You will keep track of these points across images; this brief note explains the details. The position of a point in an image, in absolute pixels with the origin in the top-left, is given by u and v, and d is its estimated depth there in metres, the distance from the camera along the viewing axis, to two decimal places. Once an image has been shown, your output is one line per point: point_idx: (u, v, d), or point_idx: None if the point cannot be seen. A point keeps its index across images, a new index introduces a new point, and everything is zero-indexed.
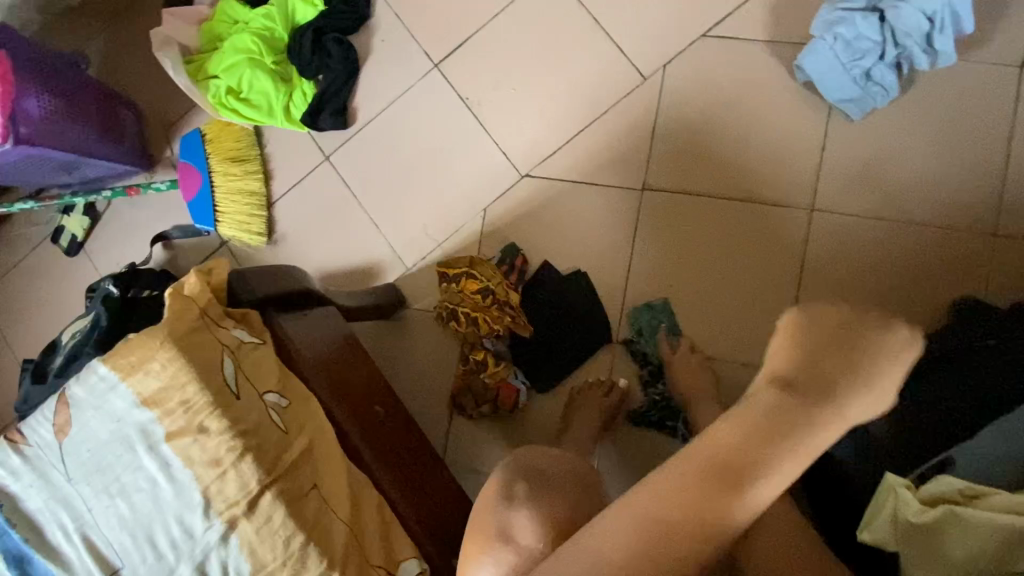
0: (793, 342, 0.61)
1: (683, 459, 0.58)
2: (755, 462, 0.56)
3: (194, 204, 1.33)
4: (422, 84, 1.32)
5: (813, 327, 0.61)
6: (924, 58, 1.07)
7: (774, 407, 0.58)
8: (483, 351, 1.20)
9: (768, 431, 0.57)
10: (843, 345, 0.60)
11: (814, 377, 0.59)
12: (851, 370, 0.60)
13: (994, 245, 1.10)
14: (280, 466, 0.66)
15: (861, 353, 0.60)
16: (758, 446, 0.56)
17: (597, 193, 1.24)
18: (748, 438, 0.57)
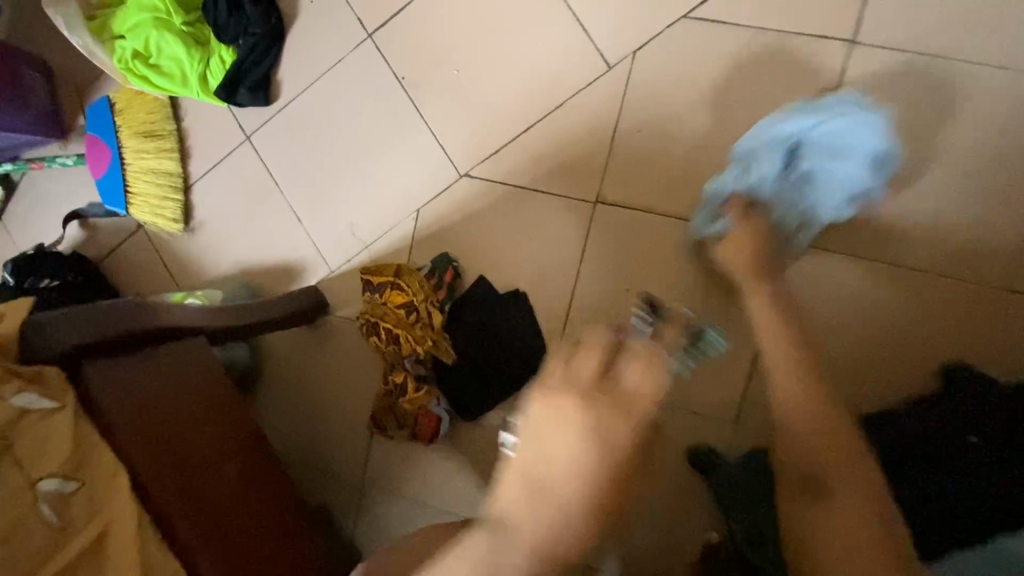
0: (547, 431, 0.56)
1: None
2: None
3: (102, 182, 1.21)
4: (354, 57, 1.13)
5: (547, 422, 0.56)
6: (830, 211, 0.91)
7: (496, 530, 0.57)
8: (403, 373, 1.09)
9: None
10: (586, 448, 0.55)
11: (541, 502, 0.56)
12: (592, 484, 0.55)
13: (1008, 305, 0.91)
14: (47, 564, 0.58)
15: (596, 466, 0.55)
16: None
17: (546, 202, 1.08)
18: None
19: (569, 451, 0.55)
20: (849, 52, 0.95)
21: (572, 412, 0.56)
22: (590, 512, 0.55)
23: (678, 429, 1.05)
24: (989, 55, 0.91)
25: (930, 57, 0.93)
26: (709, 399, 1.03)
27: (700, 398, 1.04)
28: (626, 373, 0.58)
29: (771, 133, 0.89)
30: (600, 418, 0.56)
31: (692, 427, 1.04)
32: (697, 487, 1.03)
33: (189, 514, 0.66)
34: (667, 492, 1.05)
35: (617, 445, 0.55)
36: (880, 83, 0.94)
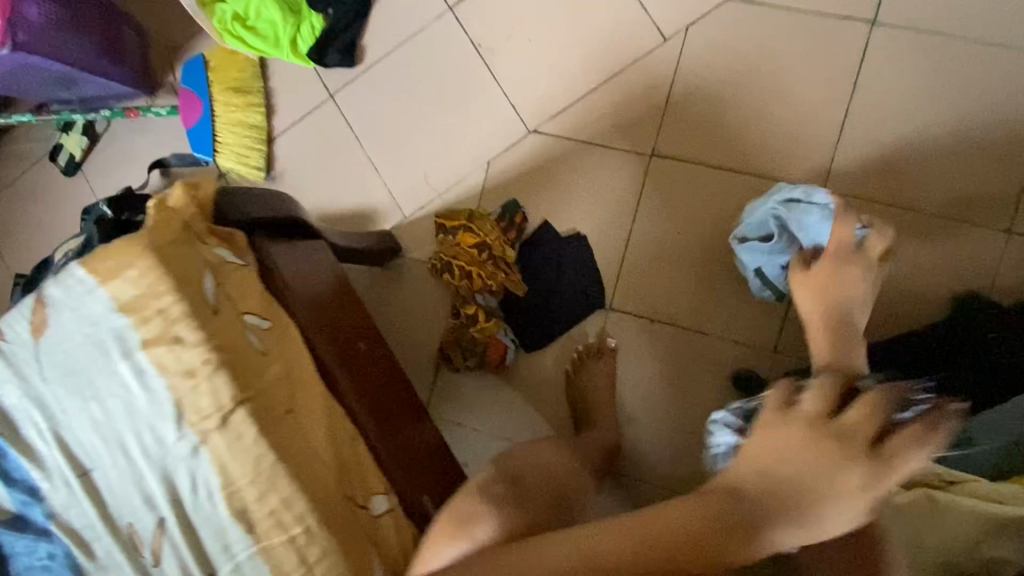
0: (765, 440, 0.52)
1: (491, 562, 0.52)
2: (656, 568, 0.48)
3: (193, 132, 1.31)
4: (435, 26, 1.27)
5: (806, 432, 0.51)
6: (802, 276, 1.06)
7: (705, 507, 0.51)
8: (474, 306, 1.20)
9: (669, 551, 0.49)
10: (815, 469, 0.50)
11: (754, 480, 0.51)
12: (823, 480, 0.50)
13: (1007, 243, 1.07)
14: (255, 384, 0.60)
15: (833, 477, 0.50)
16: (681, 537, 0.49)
17: (606, 155, 1.21)
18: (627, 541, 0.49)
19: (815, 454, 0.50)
20: (870, 33, 1.13)
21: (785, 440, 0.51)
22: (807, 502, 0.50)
23: (721, 356, 1.17)
24: (988, 37, 1.09)
25: (936, 38, 1.11)
26: (748, 329, 1.16)
27: (742, 328, 1.16)
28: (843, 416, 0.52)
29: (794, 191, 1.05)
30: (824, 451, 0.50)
31: (734, 355, 1.16)
32: None
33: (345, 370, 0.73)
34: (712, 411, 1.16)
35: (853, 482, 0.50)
36: (896, 59, 1.12)
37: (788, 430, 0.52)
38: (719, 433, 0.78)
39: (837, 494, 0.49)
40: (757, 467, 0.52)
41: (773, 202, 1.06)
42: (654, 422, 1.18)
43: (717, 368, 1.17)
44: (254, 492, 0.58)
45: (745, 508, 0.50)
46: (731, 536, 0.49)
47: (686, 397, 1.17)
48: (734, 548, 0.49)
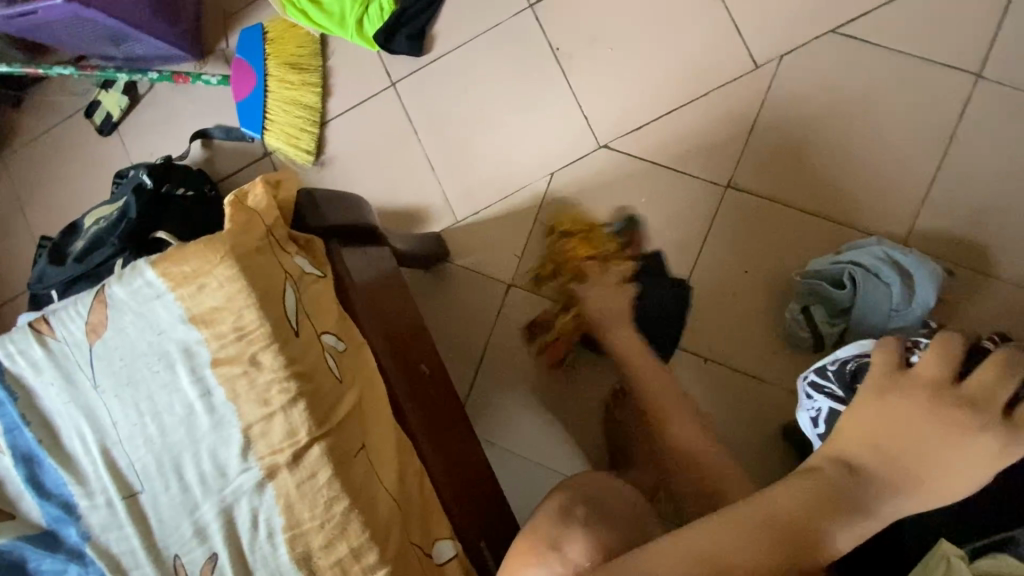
0: (883, 417, 0.55)
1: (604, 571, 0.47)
2: (777, 551, 0.46)
3: (242, 106, 1.24)
4: (512, 23, 1.20)
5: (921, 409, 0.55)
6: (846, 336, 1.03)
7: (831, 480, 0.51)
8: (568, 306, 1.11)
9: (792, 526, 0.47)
10: (938, 447, 0.53)
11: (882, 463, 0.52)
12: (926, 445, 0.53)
13: None
14: (333, 418, 0.54)
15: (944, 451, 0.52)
16: (811, 516, 0.48)
17: (677, 180, 1.15)
18: (747, 537, 0.46)
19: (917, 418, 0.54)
20: (974, 85, 1.07)
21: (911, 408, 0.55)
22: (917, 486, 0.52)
23: (775, 407, 1.09)
24: None
25: None
26: None
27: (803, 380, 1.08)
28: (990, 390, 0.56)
29: (879, 252, 1.02)
30: (953, 430, 0.53)
31: (789, 407, 1.09)
32: (792, 467, 1.07)
33: (414, 401, 0.66)
34: (760, 465, 1.08)
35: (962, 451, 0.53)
36: (998, 116, 1.06)
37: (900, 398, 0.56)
38: (819, 393, 0.77)
39: (951, 466, 0.52)
40: (870, 441, 0.53)
41: (847, 258, 1.03)
42: None
43: (770, 418, 1.09)
44: (321, 537, 0.52)
45: (865, 483, 0.51)
46: (853, 511, 0.49)
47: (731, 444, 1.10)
48: (839, 532, 0.48)
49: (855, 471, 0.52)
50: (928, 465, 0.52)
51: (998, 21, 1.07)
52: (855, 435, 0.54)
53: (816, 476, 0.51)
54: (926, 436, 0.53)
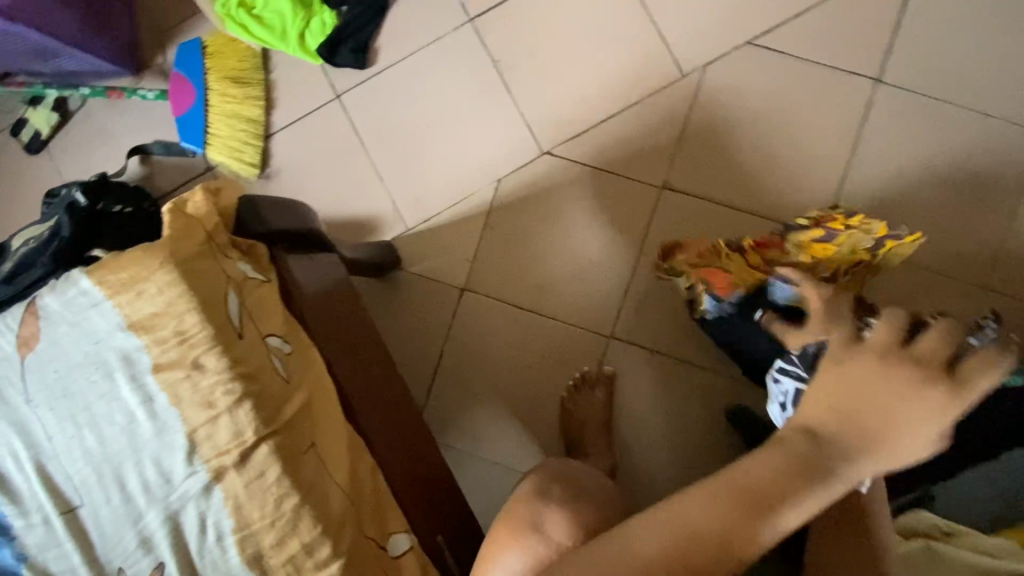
0: (827, 376, 0.56)
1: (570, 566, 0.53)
2: (746, 524, 0.51)
3: (182, 120, 1.22)
4: (453, 36, 1.24)
5: (869, 366, 0.54)
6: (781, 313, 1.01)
7: (800, 454, 0.54)
8: (762, 277, 1.02)
9: (752, 509, 0.51)
10: (892, 398, 0.53)
11: (838, 430, 0.54)
12: (874, 406, 0.53)
13: (984, 299, 1.13)
14: (281, 417, 0.55)
15: (905, 408, 0.53)
16: (775, 490, 0.52)
17: (617, 183, 1.21)
18: (715, 516, 0.51)
19: (871, 371, 0.54)
20: (873, 89, 1.19)
21: (863, 371, 0.54)
22: (881, 453, 0.53)
23: (719, 392, 1.16)
24: (979, 106, 1.17)
25: (933, 102, 1.18)
26: None
27: None
28: (929, 345, 0.54)
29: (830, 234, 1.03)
30: (908, 384, 0.53)
31: (732, 391, 1.15)
32: (737, 448, 1.14)
33: (364, 399, 0.67)
34: (708, 447, 1.14)
35: (894, 398, 0.53)
36: (896, 116, 1.18)
37: (852, 355, 0.56)
38: (786, 377, 0.80)
39: (888, 418, 0.53)
40: (832, 407, 0.54)
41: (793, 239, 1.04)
42: (647, 456, 1.15)
43: (715, 403, 1.16)
44: (272, 536, 0.52)
45: (827, 451, 0.53)
46: (816, 479, 0.53)
47: (682, 430, 1.15)
48: (807, 498, 0.52)
49: (815, 439, 0.54)
50: (873, 424, 0.53)
51: (890, 32, 1.19)
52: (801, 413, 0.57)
53: (783, 449, 0.54)
54: (878, 388, 0.53)
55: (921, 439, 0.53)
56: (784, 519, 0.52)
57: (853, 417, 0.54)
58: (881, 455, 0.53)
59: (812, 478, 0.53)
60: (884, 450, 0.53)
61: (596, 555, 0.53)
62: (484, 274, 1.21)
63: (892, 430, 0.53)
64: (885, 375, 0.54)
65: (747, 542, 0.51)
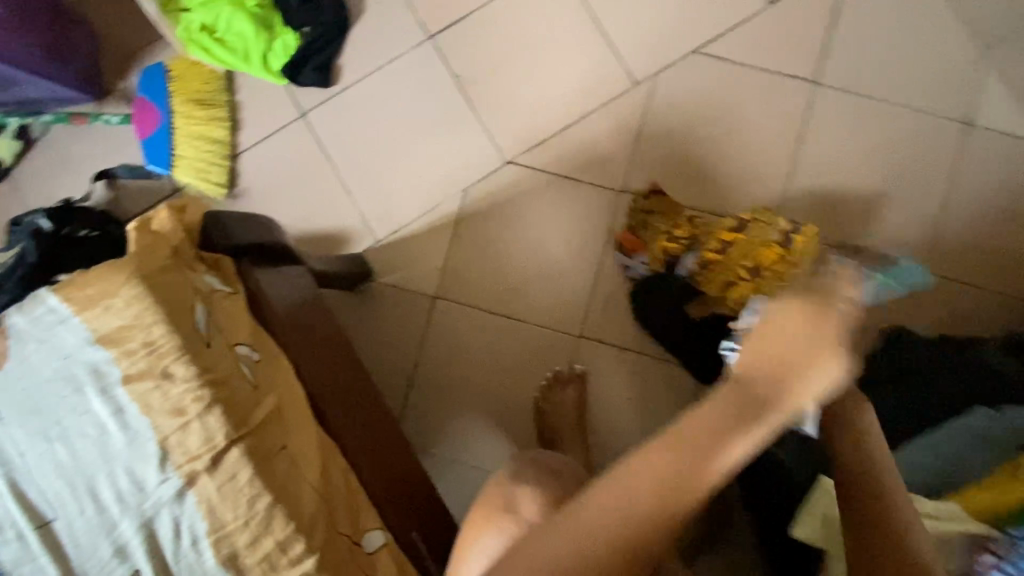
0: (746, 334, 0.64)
1: (539, 542, 0.54)
2: (694, 469, 0.55)
3: (148, 143, 1.24)
4: (413, 53, 1.28)
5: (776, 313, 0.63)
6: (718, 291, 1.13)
7: (735, 400, 0.59)
8: (671, 253, 1.18)
9: (704, 455, 0.56)
10: (795, 334, 0.61)
11: (763, 374, 0.61)
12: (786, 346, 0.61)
13: (926, 282, 1.20)
14: (251, 421, 0.57)
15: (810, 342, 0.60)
16: (717, 435, 0.57)
17: (579, 188, 1.26)
18: (666, 466, 0.55)
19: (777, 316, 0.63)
20: (813, 90, 1.26)
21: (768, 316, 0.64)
22: (801, 388, 0.60)
23: (685, 384, 1.20)
24: (909, 103, 1.25)
25: (867, 100, 1.26)
26: None
27: None
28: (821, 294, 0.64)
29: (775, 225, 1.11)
30: (807, 320, 0.62)
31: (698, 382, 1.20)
32: None
33: (336, 403, 0.69)
34: None
35: (798, 335, 0.61)
36: (835, 115, 1.25)
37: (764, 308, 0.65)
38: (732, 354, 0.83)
39: (797, 353, 0.60)
40: (753, 355, 0.62)
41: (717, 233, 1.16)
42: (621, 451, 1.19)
43: (682, 395, 1.20)
44: (246, 536, 0.54)
45: (756, 394, 0.59)
46: (751, 422, 0.58)
47: (653, 423, 1.19)
48: (746, 440, 0.57)
49: (744, 385, 0.60)
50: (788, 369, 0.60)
51: (825, 37, 1.27)
52: (736, 371, 0.63)
53: (721, 399, 0.59)
54: (782, 329, 0.62)
55: (827, 369, 0.60)
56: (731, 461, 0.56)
57: (771, 359, 0.61)
58: (805, 398, 0.60)
59: (748, 420, 0.58)
60: (802, 384, 0.60)
61: (564, 517, 0.55)
62: (454, 282, 1.24)
63: (804, 362, 0.60)
64: (788, 317, 0.62)
65: (702, 485, 0.55)
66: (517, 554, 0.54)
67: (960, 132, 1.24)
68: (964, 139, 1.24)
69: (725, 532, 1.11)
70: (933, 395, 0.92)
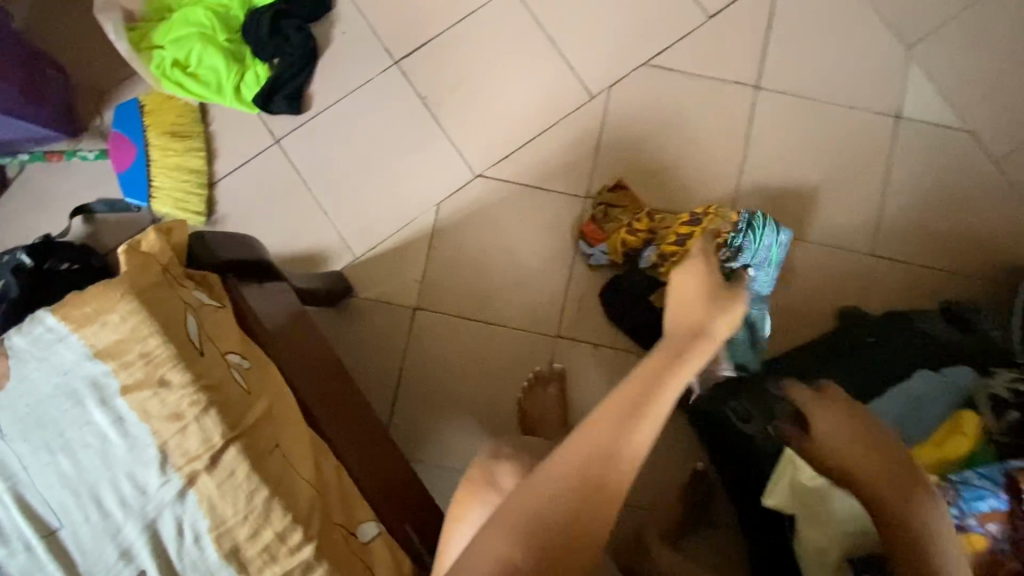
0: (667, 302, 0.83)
1: (519, 496, 0.61)
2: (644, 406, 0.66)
3: (125, 176, 1.27)
4: (381, 78, 1.35)
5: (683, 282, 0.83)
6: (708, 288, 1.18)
7: (667, 349, 0.74)
8: (629, 244, 1.23)
9: (651, 396, 0.67)
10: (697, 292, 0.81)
11: (682, 328, 0.78)
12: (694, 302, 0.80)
13: (871, 264, 1.30)
14: (246, 421, 0.61)
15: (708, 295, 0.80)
16: (657, 376, 0.69)
17: (546, 196, 1.33)
18: (621, 413, 0.65)
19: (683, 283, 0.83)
20: (756, 94, 1.36)
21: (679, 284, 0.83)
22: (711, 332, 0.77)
23: None
24: (844, 101, 1.36)
25: (806, 100, 1.36)
26: None
27: None
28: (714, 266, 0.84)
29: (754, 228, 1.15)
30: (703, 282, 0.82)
31: None
32: None
33: (324, 406, 0.74)
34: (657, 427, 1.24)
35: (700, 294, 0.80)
36: (777, 116, 1.35)
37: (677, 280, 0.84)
38: None
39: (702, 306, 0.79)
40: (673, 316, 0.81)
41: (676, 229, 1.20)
42: None
43: None
44: (246, 529, 0.58)
45: (682, 342, 0.75)
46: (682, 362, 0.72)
47: None
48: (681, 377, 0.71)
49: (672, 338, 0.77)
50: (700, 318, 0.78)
51: (763, 45, 1.38)
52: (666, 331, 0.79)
53: (657, 351, 0.74)
54: (687, 291, 0.81)
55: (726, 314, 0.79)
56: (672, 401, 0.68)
57: (685, 315, 0.79)
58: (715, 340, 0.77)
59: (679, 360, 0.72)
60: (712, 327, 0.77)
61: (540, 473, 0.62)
62: (433, 292, 1.29)
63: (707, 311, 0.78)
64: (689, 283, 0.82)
65: (652, 421, 0.66)
66: (503, 511, 0.60)
67: (891, 125, 1.35)
68: (895, 131, 1.35)
69: (708, 513, 1.16)
70: (881, 364, 1.00)
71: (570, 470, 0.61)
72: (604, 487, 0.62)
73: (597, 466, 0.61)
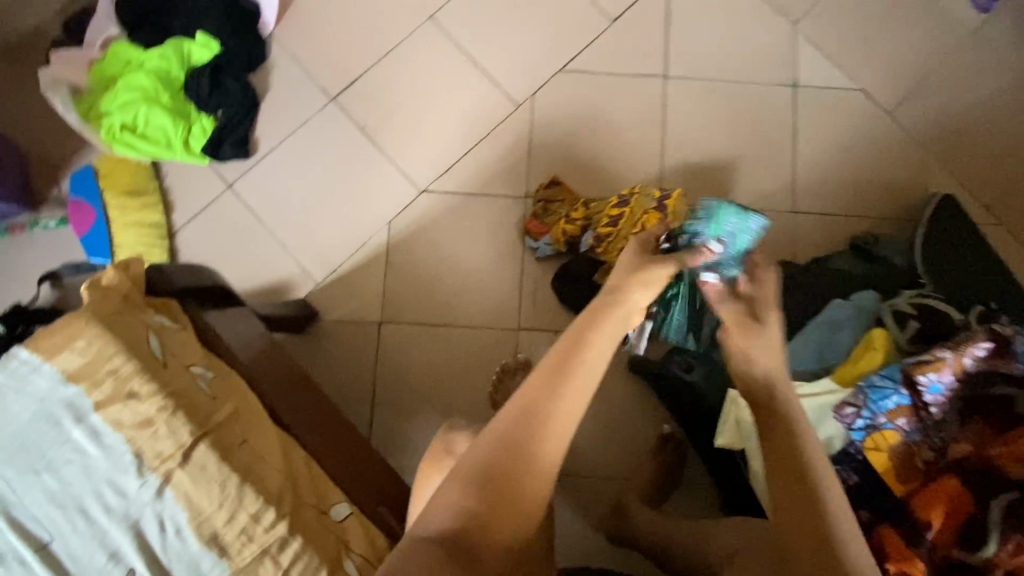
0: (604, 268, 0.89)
1: (466, 457, 0.67)
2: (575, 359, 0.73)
3: (87, 239, 1.34)
4: (320, 115, 1.45)
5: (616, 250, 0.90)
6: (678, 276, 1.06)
7: (599, 306, 0.81)
8: (569, 231, 1.31)
9: (576, 358, 0.73)
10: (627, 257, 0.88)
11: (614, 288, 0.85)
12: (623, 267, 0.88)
13: (793, 220, 1.41)
14: (211, 421, 0.69)
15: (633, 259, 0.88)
16: (588, 331, 0.77)
17: (489, 201, 1.42)
18: (553, 368, 0.72)
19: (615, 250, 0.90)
20: (665, 83, 1.49)
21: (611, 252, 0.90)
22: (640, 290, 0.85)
23: None
24: (745, 78, 1.49)
25: (711, 82, 1.49)
26: None
27: None
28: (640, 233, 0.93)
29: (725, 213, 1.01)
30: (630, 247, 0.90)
31: None
32: None
33: (288, 407, 0.81)
34: None
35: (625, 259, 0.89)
36: (688, 99, 1.48)
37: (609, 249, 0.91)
38: None
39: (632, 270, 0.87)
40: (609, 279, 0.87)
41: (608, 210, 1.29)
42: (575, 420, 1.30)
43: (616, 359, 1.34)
44: (223, 516, 0.66)
45: (614, 300, 0.82)
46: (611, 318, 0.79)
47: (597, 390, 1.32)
48: (609, 330, 0.78)
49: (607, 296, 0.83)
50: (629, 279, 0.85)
51: (665, 38, 1.51)
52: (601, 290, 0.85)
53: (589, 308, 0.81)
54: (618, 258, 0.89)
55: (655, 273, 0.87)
56: (599, 354, 0.75)
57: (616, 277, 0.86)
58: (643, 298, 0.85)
59: (609, 317, 0.79)
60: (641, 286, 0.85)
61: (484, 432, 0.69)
62: (395, 305, 1.36)
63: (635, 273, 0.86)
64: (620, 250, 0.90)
65: (585, 370, 0.73)
66: (453, 471, 0.67)
67: (791, 94, 1.48)
68: (795, 98, 1.48)
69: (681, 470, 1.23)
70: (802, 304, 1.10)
71: (505, 430, 0.67)
72: (546, 435, 0.68)
73: (531, 422, 0.68)
